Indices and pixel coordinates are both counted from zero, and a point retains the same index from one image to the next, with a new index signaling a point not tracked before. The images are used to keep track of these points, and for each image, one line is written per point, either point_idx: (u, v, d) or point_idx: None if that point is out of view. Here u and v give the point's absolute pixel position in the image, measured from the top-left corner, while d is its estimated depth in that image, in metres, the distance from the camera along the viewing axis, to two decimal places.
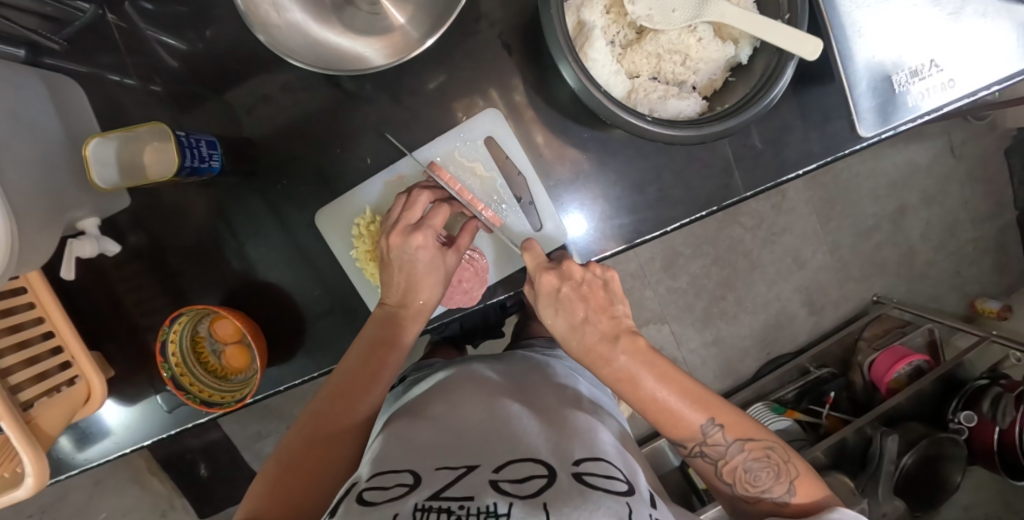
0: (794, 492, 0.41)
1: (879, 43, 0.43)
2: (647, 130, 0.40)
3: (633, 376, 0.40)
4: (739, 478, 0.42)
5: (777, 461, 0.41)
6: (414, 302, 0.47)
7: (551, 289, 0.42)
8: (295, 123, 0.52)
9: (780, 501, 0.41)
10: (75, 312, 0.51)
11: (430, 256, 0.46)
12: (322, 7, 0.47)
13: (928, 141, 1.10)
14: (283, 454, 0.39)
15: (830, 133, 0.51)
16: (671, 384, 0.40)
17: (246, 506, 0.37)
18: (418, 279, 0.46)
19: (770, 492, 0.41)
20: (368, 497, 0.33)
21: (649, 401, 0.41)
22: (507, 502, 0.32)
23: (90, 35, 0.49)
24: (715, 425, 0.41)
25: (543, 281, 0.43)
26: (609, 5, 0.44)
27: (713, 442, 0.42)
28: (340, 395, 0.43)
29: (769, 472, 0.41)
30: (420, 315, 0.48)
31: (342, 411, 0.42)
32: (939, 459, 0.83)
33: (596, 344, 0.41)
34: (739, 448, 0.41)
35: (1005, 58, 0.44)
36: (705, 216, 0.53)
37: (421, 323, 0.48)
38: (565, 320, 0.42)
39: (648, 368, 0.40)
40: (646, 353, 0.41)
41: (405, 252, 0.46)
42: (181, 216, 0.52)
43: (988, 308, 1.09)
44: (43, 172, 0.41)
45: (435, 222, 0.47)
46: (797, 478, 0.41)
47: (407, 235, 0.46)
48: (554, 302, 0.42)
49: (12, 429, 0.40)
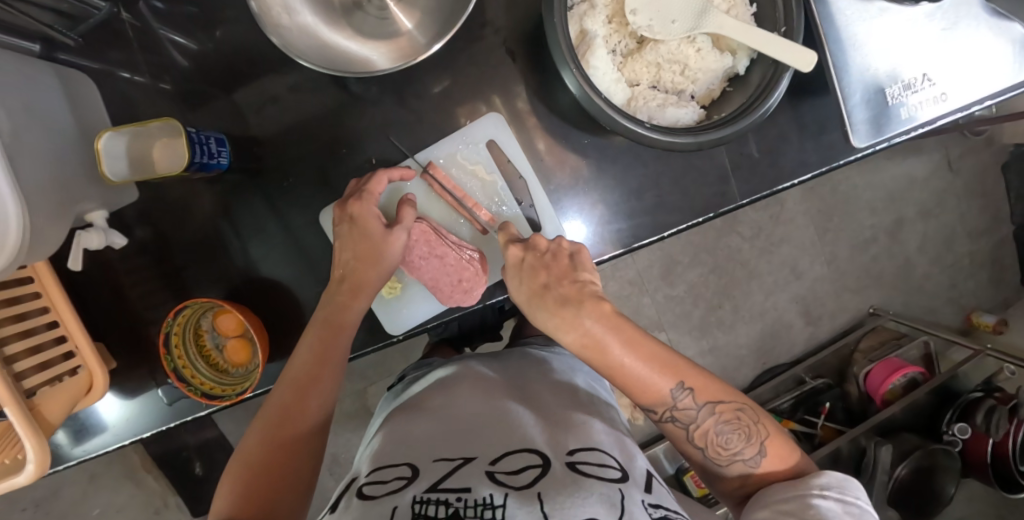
0: (765, 452, 0.42)
1: (873, 57, 0.44)
2: (646, 136, 0.41)
3: (600, 342, 0.41)
4: (710, 442, 0.42)
5: (747, 422, 0.42)
6: (351, 273, 0.47)
7: (516, 261, 0.45)
8: (301, 123, 0.53)
9: (750, 462, 0.42)
10: (82, 302, 0.52)
11: (365, 224, 0.47)
12: (331, 12, 0.48)
13: (925, 156, 1.12)
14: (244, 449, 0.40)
15: (825, 145, 0.52)
16: (640, 350, 0.41)
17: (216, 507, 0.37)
18: (352, 248, 0.47)
19: (741, 454, 0.42)
20: (370, 491, 0.36)
21: (616, 370, 0.42)
22: (502, 493, 0.34)
23: (102, 32, 0.50)
24: (685, 390, 0.42)
25: (509, 252, 0.45)
26: (611, 15, 0.45)
27: (684, 407, 0.42)
28: (297, 386, 0.43)
29: (739, 433, 0.42)
30: (356, 287, 0.46)
31: (297, 403, 0.42)
32: (933, 470, 0.83)
33: (558, 309, 0.42)
34: (710, 412, 0.42)
35: (1000, 74, 0.46)
36: (701, 222, 0.53)
37: (359, 297, 0.47)
38: (529, 286, 0.44)
39: (615, 332, 0.41)
40: (612, 318, 0.42)
41: (344, 221, 0.47)
42: (186, 211, 0.53)
43: (983, 322, 1.10)
44: (58, 165, 0.42)
45: (372, 189, 0.47)
46: (766, 439, 0.42)
47: (344, 203, 0.47)
48: (518, 271, 0.45)
49: (16, 415, 0.40)
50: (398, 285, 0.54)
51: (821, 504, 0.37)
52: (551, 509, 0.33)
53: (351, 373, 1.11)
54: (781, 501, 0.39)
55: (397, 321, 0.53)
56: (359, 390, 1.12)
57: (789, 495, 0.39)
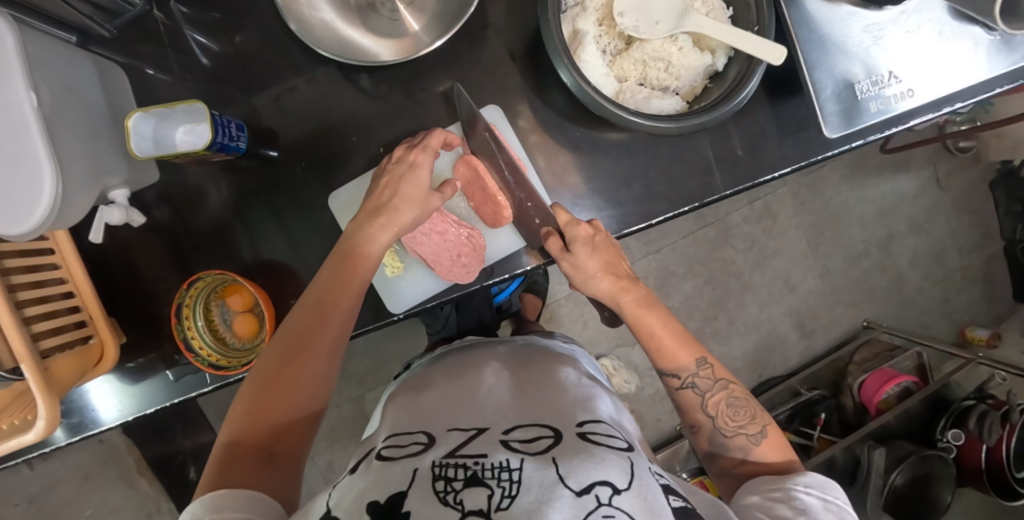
0: (765, 434, 0.47)
1: (841, 58, 0.48)
2: (630, 121, 0.45)
3: (636, 320, 0.50)
4: (721, 413, 0.48)
5: (754, 405, 0.48)
6: (387, 210, 0.49)
7: (586, 236, 0.50)
8: (313, 114, 0.57)
9: (752, 438, 0.46)
10: (99, 276, 0.55)
11: (423, 172, 0.50)
12: (348, 9, 0.54)
13: (914, 172, 1.15)
14: (257, 373, 0.43)
15: (804, 141, 0.56)
16: (668, 323, 0.50)
17: (224, 425, 0.41)
18: (404, 191, 0.49)
19: (745, 430, 0.47)
20: (388, 454, 0.40)
21: (648, 335, 0.49)
22: (518, 459, 0.37)
23: (133, 28, 0.54)
24: (705, 363, 0.49)
25: (580, 229, 0.49)
26: (601, 18, 0.49)
27: (702, 375, 0.49)
28: (306, 316, 0.44)
29: (745, 410, 0.47)
30: (393, 224, 0.49)
31: (310, 337, 0.44)
32: (927, 479, 0.82)
33: (615, 286, 0.50)
34: (723, 386, 0.49)
35: (963, 72, 0.49)
36: (687, 211, 0.56)
37: (391, 234, 0.49)
38: (599, 262, 0.49)
39: (649, 309, 0.50)
40: (644, 298, 0.50)
41: (402, 165, 0.50)
42: (202, 195, 0.56)
43: (977, 336, 1.12)
44: (90, 138, 0.45)
45: (433, 142, 0.51)
46: (768, 425, 0.47)
47: (407, 150, 0.50)
48: (590, 244, 0.49)
49: (31, 372, 0.42)
50: (400, 264, 0.56)
51: (803, 497, 0.40)
52: (566, 470, 0.35)
53: (350, 378, 1.12)
54: (771, 488, 0.42)
55: (397, 301, 0.56)
56: (358, 395, 1.13)
57: (775, 486, 0.42)
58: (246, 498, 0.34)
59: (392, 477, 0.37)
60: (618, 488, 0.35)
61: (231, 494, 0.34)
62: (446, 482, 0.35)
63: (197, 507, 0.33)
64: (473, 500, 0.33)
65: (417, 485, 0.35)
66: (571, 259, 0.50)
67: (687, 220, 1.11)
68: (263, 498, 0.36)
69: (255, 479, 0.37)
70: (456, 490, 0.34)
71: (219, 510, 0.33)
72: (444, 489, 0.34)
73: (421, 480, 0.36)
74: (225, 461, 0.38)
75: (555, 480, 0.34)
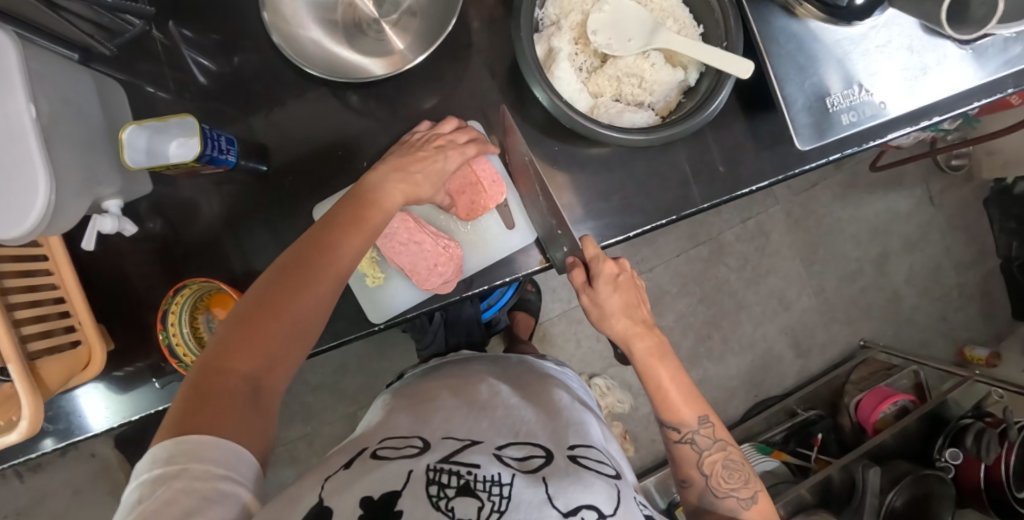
0: (756, 501, 0.47)
1: (809, 73, 0.50)
2: (602, 133, 0.47)
3: (649, 366, 0.50)
4: (715, 472, 0.48)
5: (749, 470, 0.48)
6: (407, 172, 0.51)
7: (610, 276, 0.50)
8: (303, 130, 0.59)
9: (743, 502, 0.47)
10: (91, 284, 0.57)
11: (450, 159, 0.52)
12: (336, 30, 0.56)
13: (906, 191, 1.15)
14: (250, 299, 0.41)
15: (781, 154, 0.57)
16: (678, 379, 0.50)
17: (204, 355, 0.39)
18: (426, 168, 0.51)
19: (737, 493, 0.47)
20: (382, 454, 0.40)
21: (657, 386, 0.50)
22: (510, 474, 0.37)
23: (135, 47, 0.57)
24: (708, 421, 0.49)
25: (605, 268, 0.50)
26: (576, 38, 0.51)
27: (702, 433, 0.49)
28: (306, 260, 0.43)
29: (740, 474, 0.48)
30: (408, 190, 0.51)
31: (309, 277, 0.42)
32: (928, 500, 0.80)
33: (625, 330, 0.51)
34: (721, 447, 0.49)
35: (934, 86, 0.51)
36: (665, 224, 0.57)
37: (405, 195, 0.51)
38: (620, 300, 0.51)
39: (660, 360, 0.50)
40: (659, 349, 0.51)
41: (433, 147, 0.52)
42: (194, 207, 0.58)
43: (977, 355, 1.11)
44: (85, 147, 0.47)
45: (463, 140, 0.54)
46: (759, 492, 0.47)
47: (441, 139, 0.53)
48: (613, 284, 0.50)
49: (17, 373, 0.43)
50: (381, 275, 0.57)
51: None
52: (555, 491, 0.35)
53: (343, 394, 1.12)
54: None
55: (377, 309, 0.57)
56: (350, 413, 1.12)
57: None
58: (221, 452, 0.33)
59: (386, 475, 0.36)
60: (604, 512, 0.35)
61: (206, 442, 0.33)
62: (439, 488, 0.35)
63: (168, 448, 0.33)
64: (464, 509, 0.33)
65: (410, 487, 0.34)
66: (592, 293, 0.51)
67: (679, 239, 1.11)
68: (240, 451, 0.35)
69: (230, 423, 0.35)
70: (449, 497, 0.34)
71: (192, 458, 0.32)
72: (438, 494, 0.34)
73: (414, 482, 0.35)
74: (195, 396, 0.36)
75: (544, 499, 0.34)
